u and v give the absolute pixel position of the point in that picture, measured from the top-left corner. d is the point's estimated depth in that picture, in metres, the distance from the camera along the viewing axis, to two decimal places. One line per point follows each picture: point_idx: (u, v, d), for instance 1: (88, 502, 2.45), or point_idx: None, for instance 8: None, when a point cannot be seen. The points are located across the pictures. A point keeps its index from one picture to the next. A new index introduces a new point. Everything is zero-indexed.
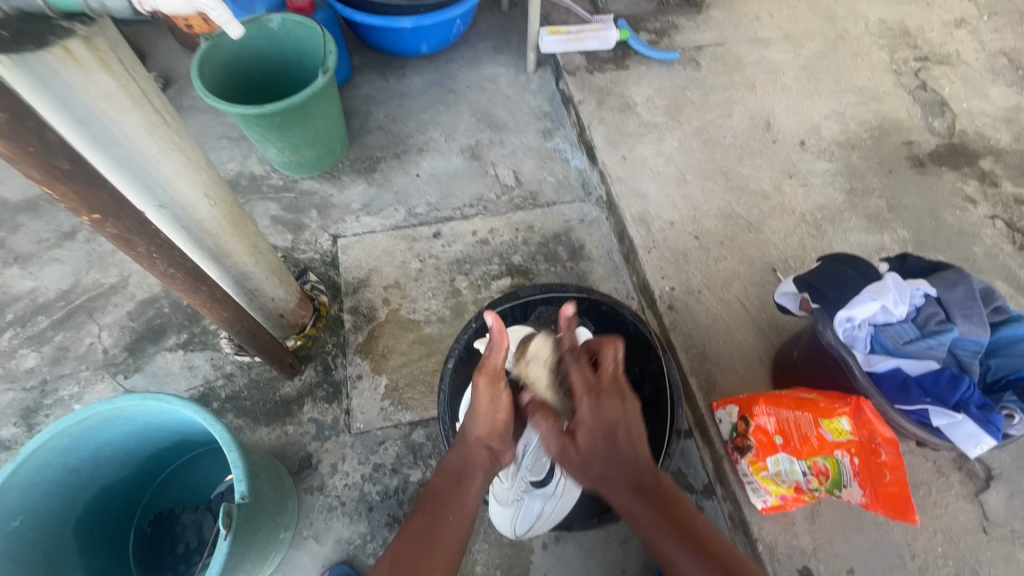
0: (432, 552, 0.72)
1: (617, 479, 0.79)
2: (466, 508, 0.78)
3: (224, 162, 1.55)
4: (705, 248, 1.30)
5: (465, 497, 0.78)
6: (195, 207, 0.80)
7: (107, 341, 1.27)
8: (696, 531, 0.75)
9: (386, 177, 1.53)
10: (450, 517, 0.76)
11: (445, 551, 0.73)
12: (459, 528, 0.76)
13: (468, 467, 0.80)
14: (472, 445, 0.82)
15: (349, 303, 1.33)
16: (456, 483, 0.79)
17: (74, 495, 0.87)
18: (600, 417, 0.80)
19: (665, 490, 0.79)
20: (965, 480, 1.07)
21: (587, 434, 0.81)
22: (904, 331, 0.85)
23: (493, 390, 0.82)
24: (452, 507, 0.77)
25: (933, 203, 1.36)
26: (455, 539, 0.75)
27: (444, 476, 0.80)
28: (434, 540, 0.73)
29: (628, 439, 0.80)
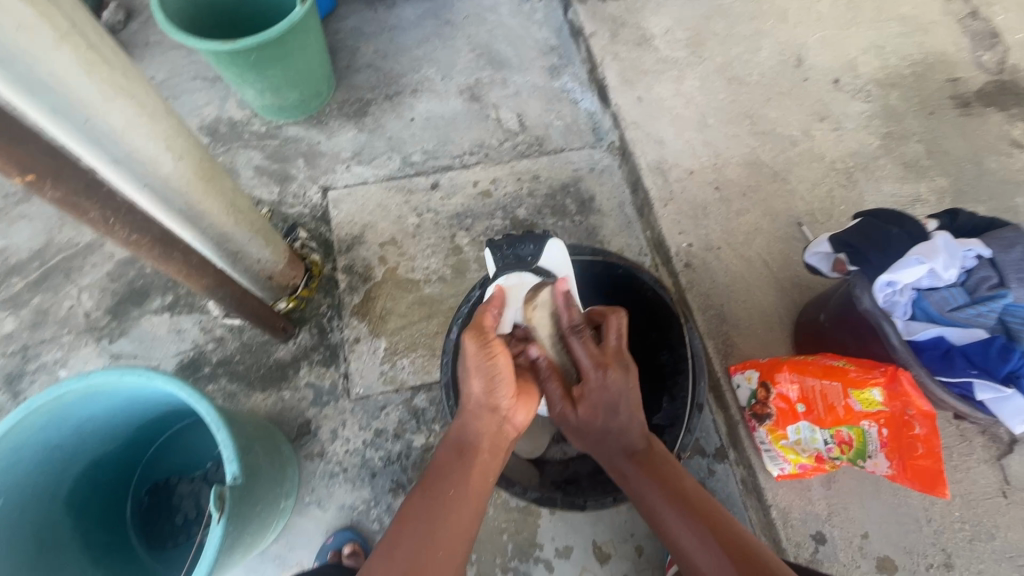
0: (435, 532, 0.66)
1: (612, 448, 0.77)
2: (473, 483, 0.71)
3: (200, 106, 1.42)
4: (727, 200, 1.20)
5: (468, 471, 0.71)
6: (155, 160, 0.70)
7: (88, 303, 1.19)
8: (690, 498, 0.71)
9: (378, 121, 1.40)
10: (451, 492, 0.69)
11: (453, 527, 0.67)
12: (466, 502, 0.69)
13: (470, 440, 0.73)
14: (471, 413, 0.74)
15: (343, 261, 1.25)
16: (457, 458, 0.72)
17: (62, 471, 0.83)
18: (600, 387, 0.75)
19: (658, 458, 0.75)
20: (987, 444, 1.00)
21: (587, 404, 0.77)
22: (951, 296, 0.77)
23: (482, 352, 0.74)
24: (453, 482, 0.70)
25: (977, 148, 1.23)
26: (465, 514, 0.68)
27: (445, 450, 0.73)
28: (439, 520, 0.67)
29: (626, 410, 0.75)
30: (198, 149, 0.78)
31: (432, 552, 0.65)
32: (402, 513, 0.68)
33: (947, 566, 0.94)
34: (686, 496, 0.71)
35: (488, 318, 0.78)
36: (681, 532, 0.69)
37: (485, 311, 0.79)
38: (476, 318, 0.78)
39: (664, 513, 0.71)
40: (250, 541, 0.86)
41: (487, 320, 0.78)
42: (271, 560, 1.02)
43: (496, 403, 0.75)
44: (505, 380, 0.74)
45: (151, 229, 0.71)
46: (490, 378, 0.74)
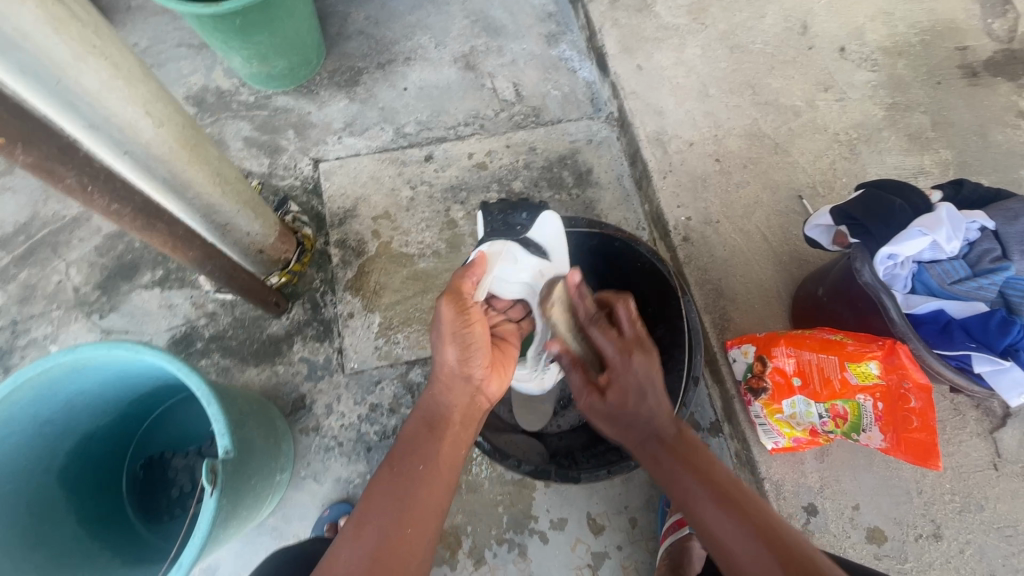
0: (404, 508, 0.64)
1: (643, 435, 0.73)
2: (443, 455, 0.69)
3: (186, 75, 1.37)
4: (727, 173, 1.18)
5: (438, 443, 0.70)
6: (134, 126, 0.68)
7: (76, 278, 1.17)
8: (728, 488, 0.66)
9: (370, 91, 1.35)
10: (419, 466, 0.67)
11: (422, 501, 0.65)
12: (436, 476, 0.67)
13: (441, 412, 0.73)
14: (443, 383, 0.74)
15: (335, 235, 1.22)
16: (427, 432, 0.70)
17: (53, 445, 0.82)
18: (625, 370, 0.73)
19: (692, 448, 0.71)
20: (981, 417, 1.00)
21: (615, 389, 0.75)
22: (954, 269, 0.76)
23: (458, 319, 0.74)
24: (422, 456, 0.68)
25: (983, 119, 1.20)
26: (435, 487, 0.67)
27: (415, 424, 0.72)
28: (407, 497, 0.65)
29: (654, 394, 0.72)
30: (181, 116, 0.75)
31: (401, 526, 0.63)
32: (370, 489, 0.66)
33: (936, 537, 0.95)
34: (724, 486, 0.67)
35: (466, 284, 0.78)
36: (718, 523, 0.64)
37: (465, 278, 0.78)
38: (450, 284, 0.78)
39: (699, 504, 0.66)
40: (245, 514, 0.86)
41: (467, 287, 0.78)
42: (268, 532, 1.03)
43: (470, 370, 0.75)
44: (480, 349, 0.75)
45: (133, 199, 0.68)
46: (465, 347, 0.74)
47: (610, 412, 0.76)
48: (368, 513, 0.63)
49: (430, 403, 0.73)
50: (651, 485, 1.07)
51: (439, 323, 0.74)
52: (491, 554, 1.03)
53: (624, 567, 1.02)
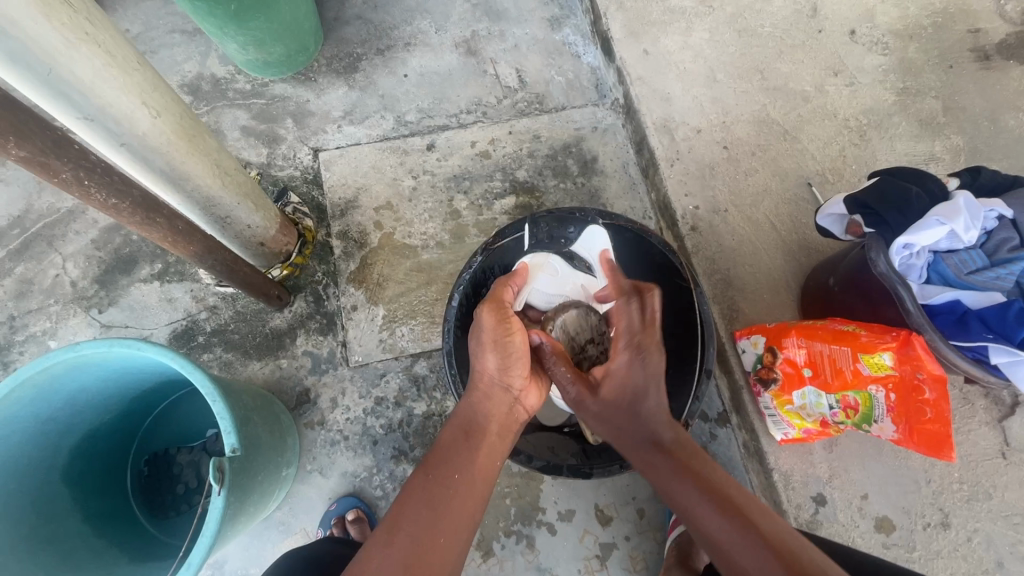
0: (438, 519, 0.60)
1: (638, 440, 0.69)
2: (481, 464, 0.67)
3: (180, 62, 1.33)
4: (735, 160, 1.16)
5: (477, 451, 0.68)
6: (130, 116, 0.65)
7: (74, 272, 1.15)
8: (732, 495, 0.61)
9: (369, 78, 1.32)
10: (456, 476, 0.64)
11: (459, 514, 0.62)
12: (473, 487, 0.64)
13: (478, 420, 0.71)
14: (482, 391, 0.74)
15: (337, 227, 1.20)
16: (464, 439, 0.69)
17: (57, 444, 0.81)
18: (629, 370, 0.73)
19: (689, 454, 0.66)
20: (989, 406, 0.98)
21: (612, 386, 0.74)
22: (971, 258, 0.76)
23: (499, 328, 0.76)
24: (460, 465, 0.65)
25: (996, 103, 1.17)
26: (466, 500, 0.63)
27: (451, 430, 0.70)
28: (443, 505, 0.61)
29: (656, 394, 0.71)
30: (178, 105, 0.73)
31: (435, 536, 0.59)
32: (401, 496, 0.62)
33: (943, 525, 0.94)
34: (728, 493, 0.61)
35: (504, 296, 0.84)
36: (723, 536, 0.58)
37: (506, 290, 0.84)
38: (491, 296, 0.82)
39: (701, 512, 0.61)
40: (253, 510, 0.85)
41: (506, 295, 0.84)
42: (275, 526, 1.02)
43: (508, 380, 0.75)
44: (521, 359, 0.76)
45: (131, 192, 0.66)
46: (507, 356, 0.75)
47: (601, 410, 0.74)
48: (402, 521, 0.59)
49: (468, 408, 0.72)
50: None
51: (480, 332, 0.76)
52: (499, 546, 1.03)
53: (632, 558, 1.02)
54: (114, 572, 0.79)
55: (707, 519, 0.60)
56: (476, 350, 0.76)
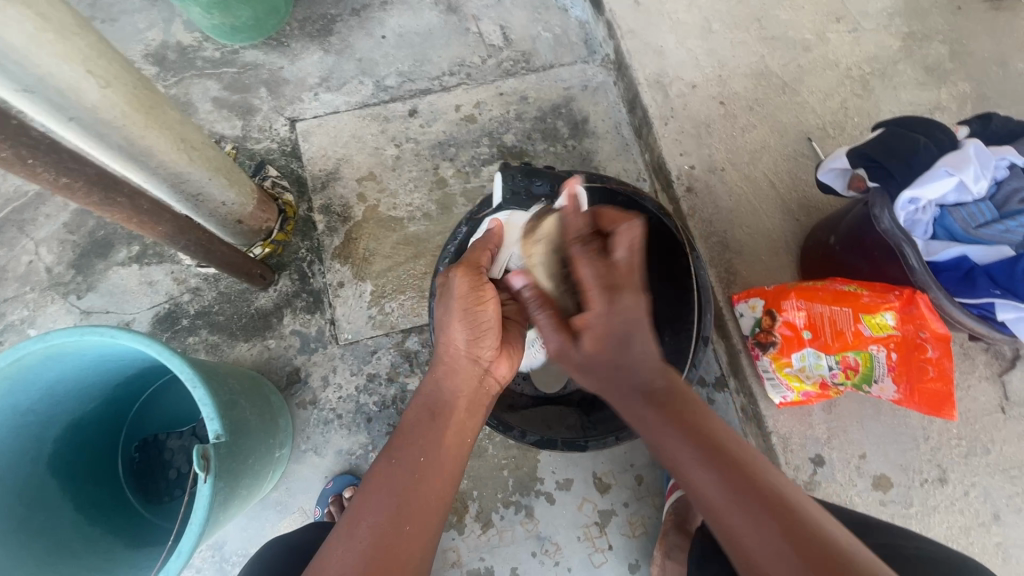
0: (400, 507, 0.62)
1: (633, 384, 0.65)
2: (447, 444, 0.68)
3: (143, 30, 1.25)
4: (732, 116, 1.10)
5: (443, 431, 0.69)
6: (75, 86, 0.61)
7: (48, 258, 1.11)
8: (725, 448, 0.59)
9: (345, 41, 1.25)
10: (420, 459, 0.65)
11: (422, 499, 0.63)
12: (438, 472, 0.66)
13: (445, 398, 0.71)
14: (449, 364, 0.73)
15: (319, 201, 1.16)
16: (429, 420, 0.69)
17: (39, 434, 0.79)
18: (615, 300, 0.67)
19: (688, 406, 0.62)
20: (990, 360, 0.97)
21: (593, 337, 0.68)
22: (979, 211, 0.73)
23: (469, 294, 0.75)
24: (424, 448, 0.66)
25: (1005, 46, 1.11)
26: (436, 483, 0.65)
27: (416, 411, 0.70)
28: (405, 490, 0.63)
29: (640, 343, 0.66)
30: (130, 73, 0.69)
31: (399, 525, 0.60)
32: (364, 485, 0.64)
33: (941, 481, 0.94)
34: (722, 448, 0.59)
35: (482, 258, 0.80)
36: (718, 493, 0.56)
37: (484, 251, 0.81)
38: (467, 259, 0.79)
39: (691, 466, 0.59)
40: (246, 494, 0.85)
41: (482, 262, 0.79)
42: (273, 505, 1.02)
43: (476, 349, 0.74)
44: (491, 329, 0.75)
45: (84, 170, 0.62)
46: (476, 327, 0.74)
47: (585, 358, 0.69)
48: (364, 511, 0.61)
49: (436, 382, 0.72)
50: None
51: (451, 298, 0.74)
52: (498, 517, 1.03)
53: (631, 524, 1.02)
54: (108, 560, 0.78)
55: (696, 473, 0.58)
56: (442, 315, 0.75)
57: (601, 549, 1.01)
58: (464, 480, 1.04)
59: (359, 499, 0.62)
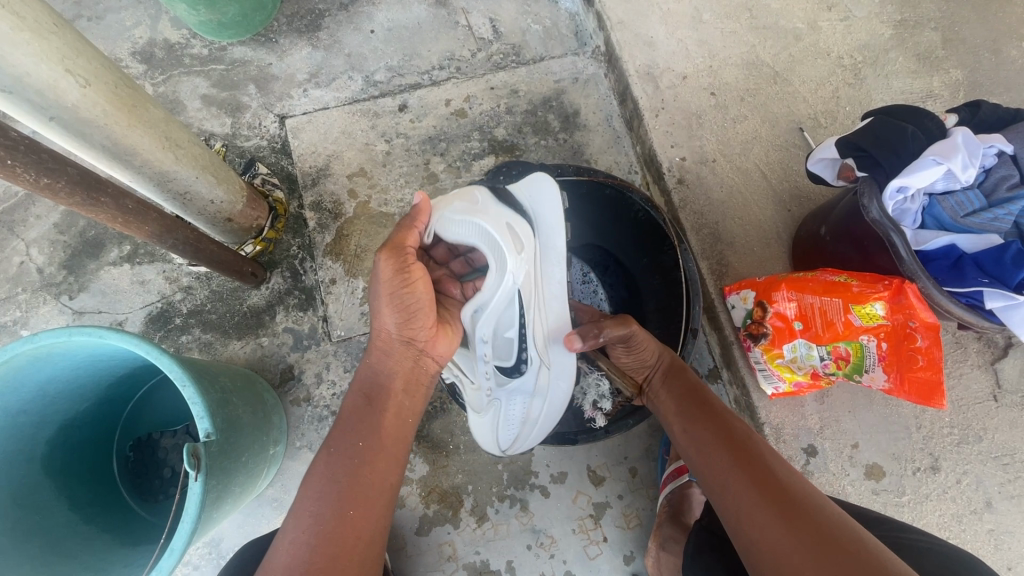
0: (342, 493, 0.62)
1: (670, 380, 0.78)
2: (386, 429, 0.68)
3: (130, 28, 1.24)
4: (723, 107, 1.10)
5: (381, 414, 0.69)
6: (54, 86, 0.61)
7: (39, 259, 1.11)
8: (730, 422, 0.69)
9: (333, 36, 1.24)
10: (361, 443, 0.66)
11: (365, 485, 0.63)
12: (379, 456, 0.66)
13: (381, 381, 0.71)
14: (383, 348, 0.73)
15: (309, 198, 1.15)
16: (365, 406, 0.69)
17: (32, 435, 0.79)
18: (649, 343, 0.79)
19: (711, 397, 0.74)
20: (982, 349, 0.97)
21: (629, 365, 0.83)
22: (968, 200, 0.73)
23: (395, 276, 0.72)
24: (364, 434, 0.66)
25: (997, 33, 1.10)
26: (380, 467, 0.66)
27: (352, 399, 0.70)
28: (348, 476, 0.63)
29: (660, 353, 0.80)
30: (111, 71, 0.68)
31: (344, 512, 0.61)
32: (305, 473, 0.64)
33: (933, 469, 0.94)
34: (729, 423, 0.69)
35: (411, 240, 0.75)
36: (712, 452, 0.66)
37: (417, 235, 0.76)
38: (393, 239, 0.75)
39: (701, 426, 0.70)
40: (241, 490, 0.85)
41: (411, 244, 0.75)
42: (268, 502, 1.03)
43: (405, 333, 0.73)
44: (422, 310, 0.73)
45: (66, 170, 0.62)
46: (406, 310, 0.72)
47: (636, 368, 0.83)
48: (304, 502, 0.61)
49: (370, 364, 0.72)
50: (649, 435, 1.07)
51: (377, 283, 0.72)
52: (493, 511, 1.03)
53: (625, 516, 1.03)
54: (104, 560, 0.79)
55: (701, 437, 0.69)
56: (376, 299, 0.73)
57: (596, 541, 1.02)
58: (459, 475, 1.04)
59: (302, 488, 0.63)
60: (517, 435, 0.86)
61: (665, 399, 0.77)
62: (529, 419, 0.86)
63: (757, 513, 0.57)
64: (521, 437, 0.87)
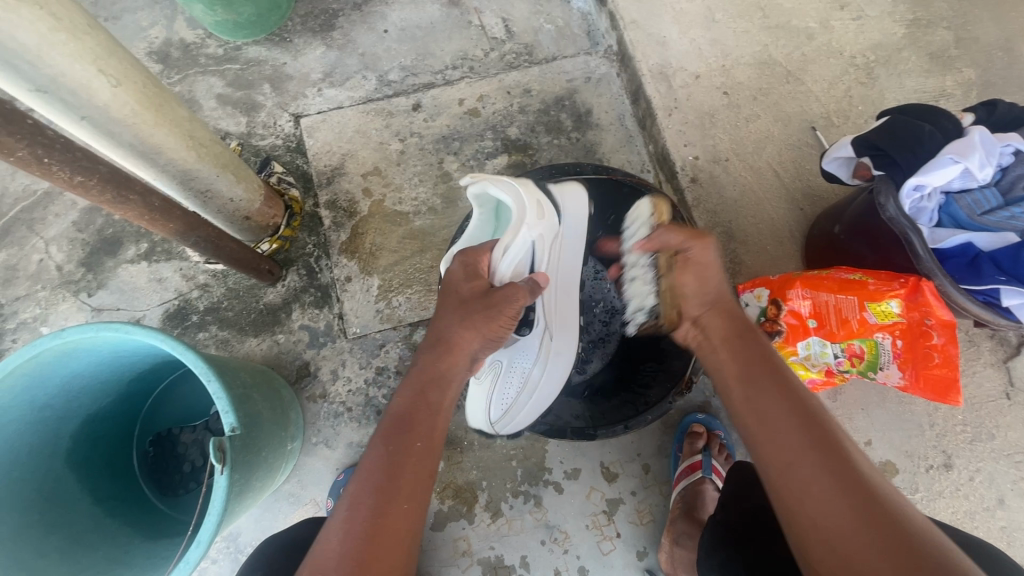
0: (397, 488, 0.62)
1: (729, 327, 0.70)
2: (437, 428, 0.69)
3: (146, 27, 1.25)
4: (736, 106, 1.10)
5: (436, 414, 0.69)
6: (87, 85, 0.62)
7: (58, 257, 1.12)
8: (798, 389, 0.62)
9: (347, 36, 1.25)
10: (418, 444, 0.66)
11: (417, 483, 0.64)
12: (430, 455, 0.66)
13: (440, 385, 0.71)
14: (448, 357, 0.73)
15: (324, 196, 1.16)
16: (422, 404, 0.69)
17: (57, 429, 0.80)
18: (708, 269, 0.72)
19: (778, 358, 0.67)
20: (995, 347, 0.97)
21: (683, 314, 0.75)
22: (985, 198, 0.73)
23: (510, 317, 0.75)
24: (421, 433, 0.66)
25: (1009, 32, 1.11)
26: (426, 466, 0.66)
27: (406, 394, 0.70)
28: (402, 472, 0.63)
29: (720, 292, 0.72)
30: (139, 71, 0.69)
31: (389, 508, 0.61)
32: (361, 466, 0.64)
33: (946, 467, 0.95)
34: (796, 394, 0.62)
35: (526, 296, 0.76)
36: (777, 424, 0.60)
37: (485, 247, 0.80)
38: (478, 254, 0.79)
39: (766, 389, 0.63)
40: (260, 485, 0.86)
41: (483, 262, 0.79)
42: (285, 497, 1.04)
43: (476, 361, 0.75)
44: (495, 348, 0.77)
45: (97, 168, 0.63)
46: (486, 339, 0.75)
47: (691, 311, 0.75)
48: (356, 496, 0.61)
49: (432, 364, 0.72)
50: (662, 432, 1.07)
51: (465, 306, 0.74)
52: (508, 506, 1.04)
53: (639, 512, 1.04)
54: (127, 554, 0.80)
55: (765, 404, 0.62)
56: (474, 323, 0.73)
57: (609, 537, 1.03)
58: (473, 471, 1.05)
59: (357, 480, 0.62)
60: (509, 408, 0.83)
61: (725, 355, 0.69)
62: (527, 389, 0.84)
63: (834, 506, 0.52)
64: (514, 410, 0.84)
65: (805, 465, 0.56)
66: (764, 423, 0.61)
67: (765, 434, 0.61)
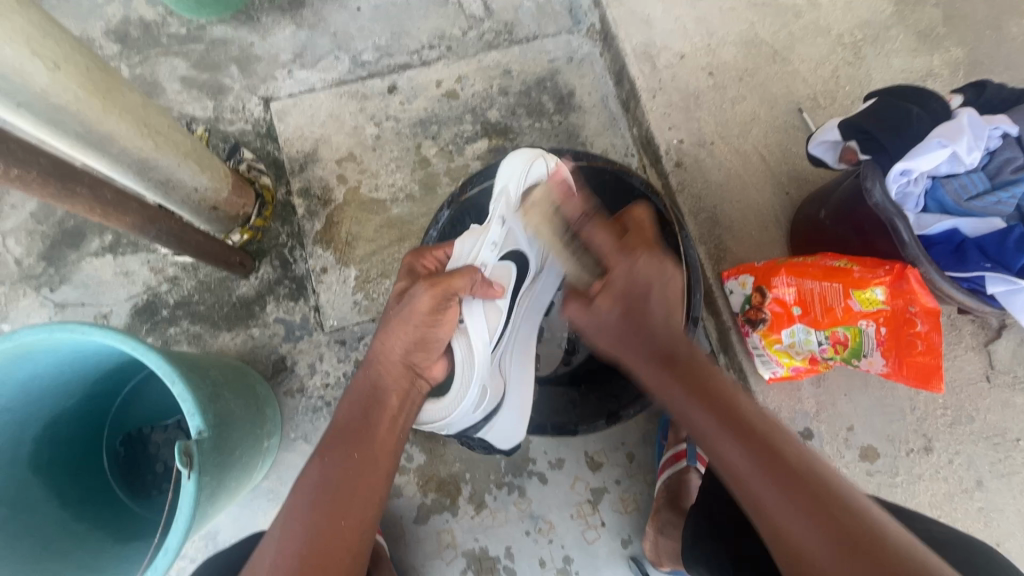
0: (336, 503, 0.62)
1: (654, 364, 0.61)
2: (381, 442, 0.67)
3: (102, 5, 1.18)
4: (721, 88, 1.07)
5: (376, 429, 0.68)
6: (22, 70, 0.58)
7: (17, 250, 1.07)
8: (745, 417, 0.55)
9: (319, 14, 1.18)
10: (356, 456, 0.65)
11: (359, 494, 0.64)
12: (374, 464, 0.66)
13: (378, 398, 0.69)
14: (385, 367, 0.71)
15: (297, 183, 1.12)
16: (361, 419, 0.68)
17: (17, 434, 0.77)
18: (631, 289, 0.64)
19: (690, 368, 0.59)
20: (976, 331, 0.96)
21: (612, 293, 0.65)
22: (971, 183, 0.73)
23: (426, 313, 0.69)
24: (359, 446, 0.66)
25: (1000, 9, 1.08)
26: (373, 477, 0.65)
27: (348, 406, 0.69)
28: (334, 489, 0.63)
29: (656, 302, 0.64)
30: (83, 55, 0.65)
31: (333, 522, 0.61)
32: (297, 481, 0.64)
33: (926, 450, 0.95)
34: (755, 426, 0.54)
35: (459, 280, 0.70)
36: (747, 470, 0.52)
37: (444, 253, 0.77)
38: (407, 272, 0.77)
39: (696, 413, 0.57)
40: (236, 486, 0.84)
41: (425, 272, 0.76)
42: (264, 495, 1.02)
43: (412, 361, 0.71)
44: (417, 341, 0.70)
45: (37, 160, 0.59)
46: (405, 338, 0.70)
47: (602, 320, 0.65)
48: (294, 510, 0.62)
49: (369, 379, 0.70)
50: (646, 421, 1.06)
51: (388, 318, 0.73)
52: (491, 498, 1.03)
53: (622, 501, 1.03)
54: (99, 557, 0.78)
55: (727, 450, 0.54)
56: (392, 330, 0.70)
57: (593, 526, 1.02)
58: (457, 464, 1.04)
59: (291, 497, 0.63)
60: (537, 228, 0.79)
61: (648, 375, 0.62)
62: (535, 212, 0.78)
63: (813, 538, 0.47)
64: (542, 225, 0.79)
65: (781, 515, 0.49)
66: (742, 480, 0.52)
67: (745, 490, 0.52)
